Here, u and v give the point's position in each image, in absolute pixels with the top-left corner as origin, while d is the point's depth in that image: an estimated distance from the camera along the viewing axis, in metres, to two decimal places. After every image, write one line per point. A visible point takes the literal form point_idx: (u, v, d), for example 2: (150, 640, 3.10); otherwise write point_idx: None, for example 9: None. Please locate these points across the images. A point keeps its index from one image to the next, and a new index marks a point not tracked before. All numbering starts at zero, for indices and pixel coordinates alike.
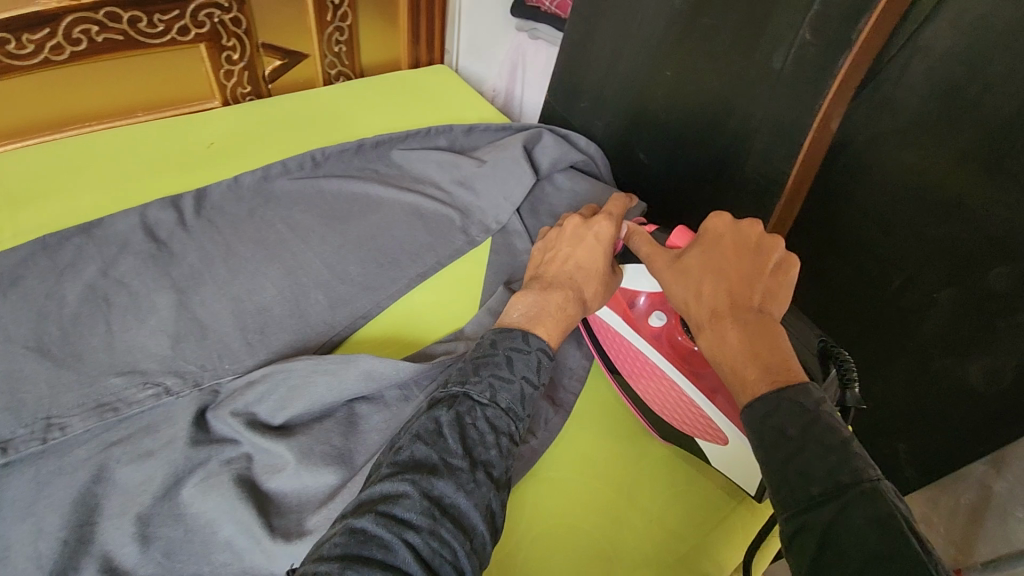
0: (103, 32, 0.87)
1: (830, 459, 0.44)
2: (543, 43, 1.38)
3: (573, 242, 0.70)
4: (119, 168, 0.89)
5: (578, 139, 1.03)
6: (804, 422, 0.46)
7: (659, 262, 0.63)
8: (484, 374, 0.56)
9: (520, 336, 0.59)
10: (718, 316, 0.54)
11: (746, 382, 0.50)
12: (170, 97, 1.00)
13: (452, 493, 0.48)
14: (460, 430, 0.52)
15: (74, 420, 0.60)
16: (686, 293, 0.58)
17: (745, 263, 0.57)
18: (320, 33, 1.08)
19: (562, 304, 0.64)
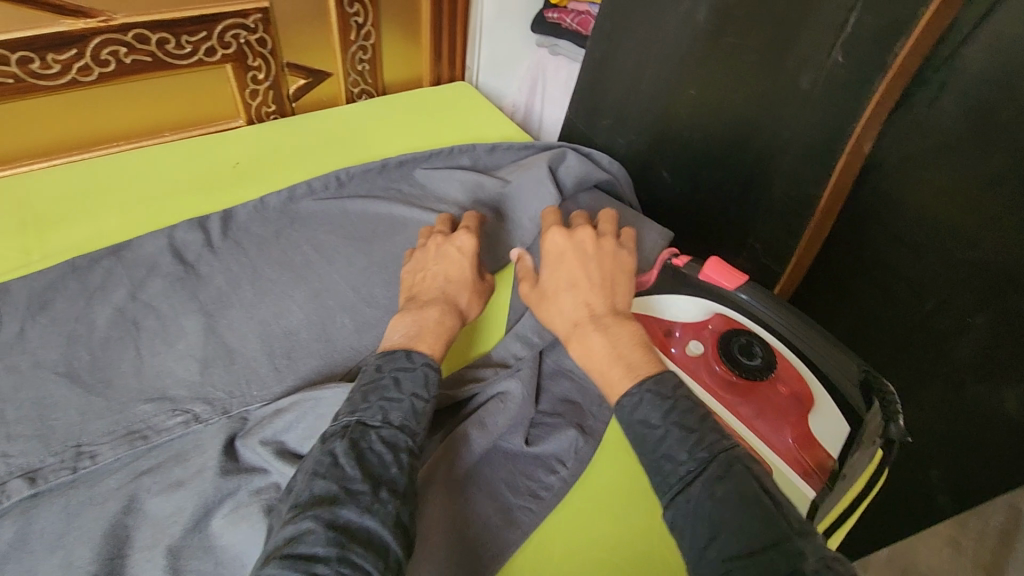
0: (131, 53, 0.87)
1: (690, 438, 0.51)
2: (564, 59, 1.38)
3: (436, 259, 0.75)
4: (145, 189, 0.89)
5: (602, 158, 1.03)
6: (663, 410, 0.53)
7: (524, 288, 0.70)
8: (372, 400, 0.58)
9: (402, 355, 0.62)
10: (579, 326, 0.61)
11: (614, 382, 0.58)
12: (195, 116, 1.01)
13: (356, 516, 0.50)
14: (356, 455, 0.53)
15: (104, 448, 0.60)
16: (550, 312, 0.65)
17: (589, 266, 0.66)
18: (344, 53, 1.09)
19: (439, 319, 0.67)
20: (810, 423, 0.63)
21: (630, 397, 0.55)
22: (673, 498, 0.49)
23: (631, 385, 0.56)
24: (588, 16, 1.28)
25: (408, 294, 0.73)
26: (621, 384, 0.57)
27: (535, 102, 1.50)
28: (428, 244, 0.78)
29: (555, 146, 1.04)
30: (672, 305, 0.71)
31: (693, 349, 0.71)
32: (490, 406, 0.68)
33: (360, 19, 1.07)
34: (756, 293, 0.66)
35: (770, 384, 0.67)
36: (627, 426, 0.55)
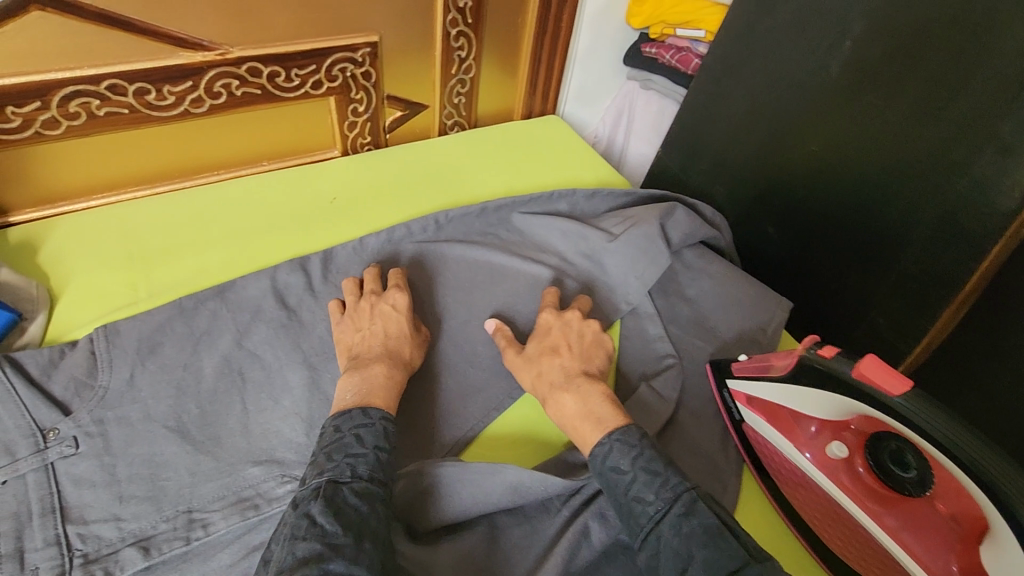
0: (242, 85, 0.86)
1: (656, 481, 0.57)
2: (654, 95, 1.31)
3: (373, 318, 0.73)
4: (244, 223, 0.87)
5: (707, 211, 0.98)
6: (633, 456, 0.59)
7: (511, 354, 0.74)
8: (338, 458, 0.57)
9: (359, 412, 0.61)
10: (559, 387, 0.67)
11: (584, 435, 0.63)
12: (294, 146, 0.99)
13: (344, 569, 0.49)
14: (334, 510, 0.52)
15: (216, 517, 0.58)
16: (530, 376, 0.70)
17: (570, 338, 0.73)
18: (443, 86, 1.06)
19: (387, 375, 0.66)
20: (982, 554, 0.55)
21: (601, 446, 0.60)
22: (647, 536, 0.55)
23: (600, 435, 0.62)
24: (690, 53, 1.21)
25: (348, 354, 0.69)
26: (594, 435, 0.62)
27: (618, 135, 1.41)
28: (361, 304, 0.75)
29: (657, 195, 0.99)
30: (805, 396, 0.66)
31: (834, 450, 0.65)
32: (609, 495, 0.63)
33: (464, 53, 1.05)
34: (913, 400, 0.57)
35: (925, 501, 0.59)
36: (601, 474, 0.59)
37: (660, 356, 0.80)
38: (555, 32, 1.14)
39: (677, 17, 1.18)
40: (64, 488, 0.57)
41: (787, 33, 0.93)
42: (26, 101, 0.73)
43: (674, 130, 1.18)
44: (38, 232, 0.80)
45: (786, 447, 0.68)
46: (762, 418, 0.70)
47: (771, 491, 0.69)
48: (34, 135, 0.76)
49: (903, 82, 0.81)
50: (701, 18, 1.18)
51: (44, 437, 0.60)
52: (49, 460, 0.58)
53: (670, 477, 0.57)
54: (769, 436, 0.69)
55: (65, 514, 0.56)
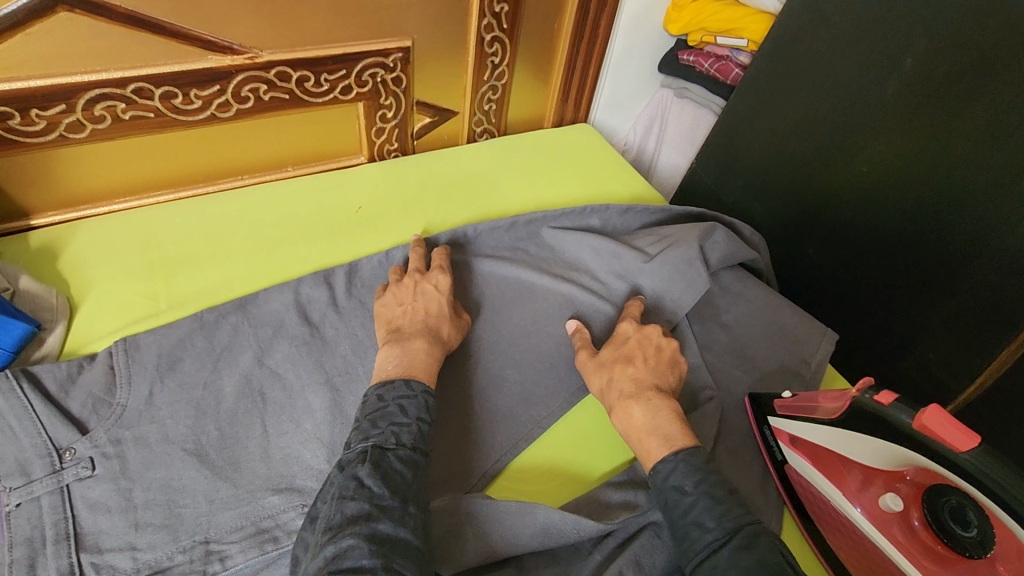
0: (271, 90, 0.83)
1: (720, 507, 0.55)
2: (690, 104, 1.26)
3: (415, 295, 0.74)
4: (268, 231, 0.85)
5: (747, 231, 0.93)
6: (697, 479, 0.58)
7: (583, 356, 0.74)
8: (383, 426, 0.59)
9: (402, 383, 0.62)
10: (626, 398, 0.66)
11: (649, 449, 0.62)
12: (320, 152, 0.96)
13: (391, 530, 0.51)
14: (381, 474, 0.54)
15: (234, 550, 0.55)
16: (600, 381, 0.70)
17: (646, 350, 0.72)
18: (474, 93, 1.03)
19: (428, 350, 0.67)
20: None
21: (666, 463, 0.60)
22: (700, 562, 0.53)
23: (667, 453, 0.61)
24: (729, 63, 1.17)
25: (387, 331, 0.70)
26: (659, 451, 0.62)
27: (649, 142, 1.35)
28: (404, 281, 0.76)
29: (695, 213, 0.95)
30: (851, 441, 0.62)
31: (887, 502, 0.61)
32: (645, 541, 0.60)
33: (497, 59, 1.02)
34: (982, 456, 0.53)
35: (987, 565, 0.54)
36: (661, 491, 0.59)
37: (697, 387, 0.76)
38: (593, 37, 1.11)
39: (717, 25, 1.13)
40: (78, 513, 0.55)
41: (839, 46, 0.88)
42: (50, 104, 0.71)
43: (709, 142, 1.14)
44: (59, 237, 0.78)
45: (835, 494, 0.63)
46: (808, 462, 0.66)
47: (819, 546, 0.64)
48: (59, 138, 0.74)
49: (969, 104, 0.76)
50: (745, 26, 1.12)
51: (60, 457, 0.58)
52: (64, 482, 0.56)
53: (731, 506, 0.56)
54: (816, 482, 0.65)
55: (79, 541, 0.54)
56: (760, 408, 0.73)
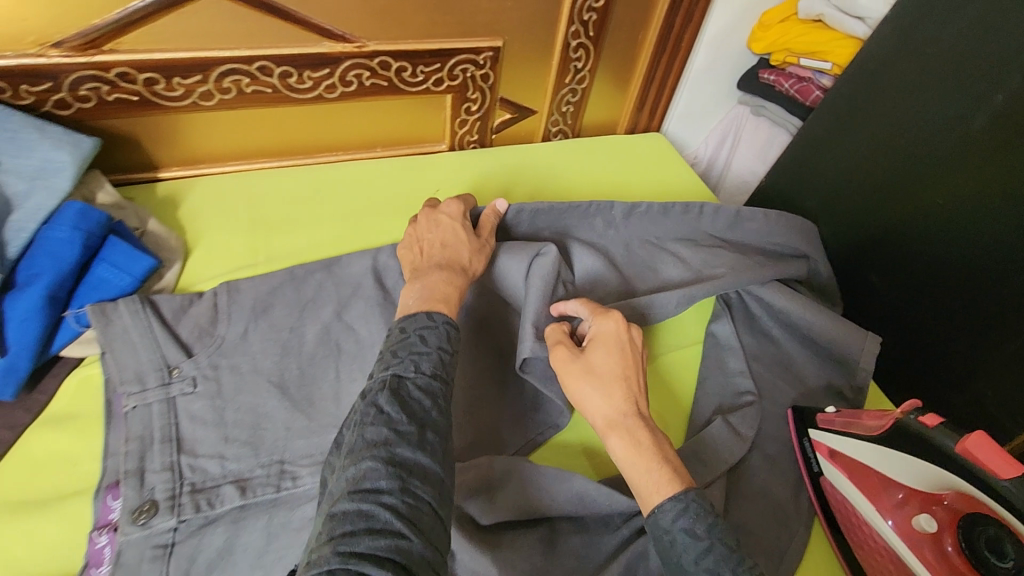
0: (372, 77, 0.92)
1: (730, 557, 0.52)
2: (766, 122, 1.27)
3: (430, 228, 0.78)
4: (357, 203, 0.93)
5: (764, 228, 0.91)
6: (707, 521, 0.54)
7: (561, 356, 0.67)
8: (403, 356, 0.58)
9: (425, 316, 0.63)
10: (631, 419, 0.61)
11: (656, 481, 0.58)
12: (406, 137, 1.04)
13: (411, 454, 0.51)
14: (399, 400, 0.54)
15: (303, 473, 0.63)
16: (595, 395, 0.63)
17: (634, 357, 0.66)
18: (555, 94, 1.09)
19: (447, 281, 0.69)
20: None
21: (675, 502, 0.55)
22: None
23: (676, 490, 0.57)
24: (810, 85, 1.17)
25: (412, 266, 0.74)
26: (669, 486, 0.57)
27: (720, 156, 1.37)
28: (420, 218, 0.80)
29: (716, 223, 0.92)
30: (896, 460, 0.62)
31: (920, 522, 0.60)
32: None
33: (580, 64, 1.06)
34: None
35: None
36: (666, 533, 0.55)
37: (739, 392, 0.78)
38: (675, 48, 1.14)
39: (802, 47, 1.14)
40: (180, 422, 0.65)
41: (930, 71, 0.88)
42: (190, 74, 0.81)
43: (780, 160, 1.13)
44: (180, 190, 0.89)
45: (869, 509, 0.63)
46: (845, 476, 0.66)
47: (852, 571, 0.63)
48: (192, 104, 0.85)
49: None
50: (830, 50, 1.12)
51: (169, 373, 0.67)
52: (171, 394, 0.66)
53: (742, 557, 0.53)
54: (850, 496, 0.65)
55: (179, 445, 0.63)
56: (802, 420, 0.74)
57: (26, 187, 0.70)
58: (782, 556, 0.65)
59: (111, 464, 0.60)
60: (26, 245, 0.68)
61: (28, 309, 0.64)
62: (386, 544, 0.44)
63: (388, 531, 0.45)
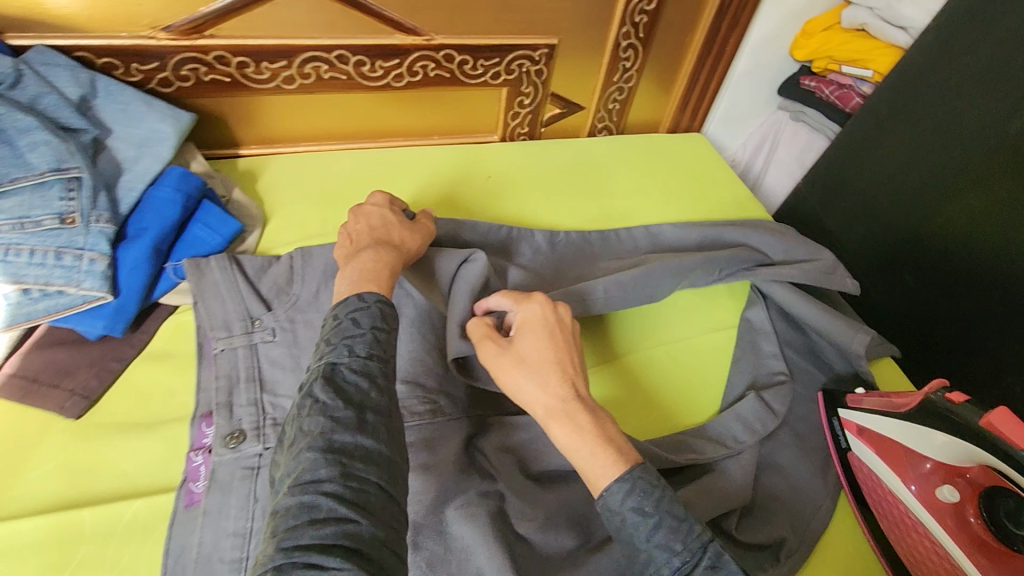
0: (436, 68, 0.99)
1: (681, 528, 0.51)
2: (805, 127, 1.31)
3: (359, 218, 0.75)
4: (417, 184, 1.00)
5: (686, 235, 0.98)
6: (655, 496, 0.53)
7: (490, 351, 0.63)
8: (336, 342, 0.56)
9: (355, 298, 0.60)
10: (568, 402, 0.58)
11: (602, 463, 0.55)
12: (462, 126, 1.11)
13: (352, 439, 0.50)
14: (334, 387, 0.52)
15: None
16: (528, 384, 0.59)
17: (566, 337, 0.63)
18: (603, 92, 1.15)
19: (377, 258, 0.68)
20: None
21: (620, 484, 0.53)
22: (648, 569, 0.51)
23: (622, 469, 0.54)
24: (851, 91, 1.21)
25: (343, 254, 0.70)
26: (615, 468, 0.54)
27: (757, 160, 1.41)
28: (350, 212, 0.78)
29: (641, 243, 0.98)
30: (923, 434, 0.66)
31: (944, 493, 0.64)
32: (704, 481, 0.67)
33: (629, 64, 1.12)
34: None
35: None
36: (615, 513, 0.53)
37: (772, 372, 0.82)
38: (719, 52, 1.19)
39: (844, 55, 1.18)
40: (262, 366, 0.72)
41: (970, 77, 0.92)
42: (276, 59, 0.90)
43: (819, 162, 1.17)
44: (259, 165, 0.98)
45: (893, 478, 0.67)
46: (874, 453, 0.70)
47: (878, 542, 0.67)
48: (275, 87, 0.93)
49: None
50: (872, 58, 1.16)
51: (252, 323, 0.75)
52: (254, 342, 0.73)
53: (692, 527, 0.52)
54: (877, 469, 0.69)
55: (262, 385, 0.70)
56: (832, 401, 0.77)
57: (134, 153, 0.79)
58: (809, 521, 0.69)
59: (204, 397, 0.68)
60: (135, 203, 0.76)
61: (137, 258, 0.72)
62: (332, 531, 0.44)
63: (333, 518, 0.45)
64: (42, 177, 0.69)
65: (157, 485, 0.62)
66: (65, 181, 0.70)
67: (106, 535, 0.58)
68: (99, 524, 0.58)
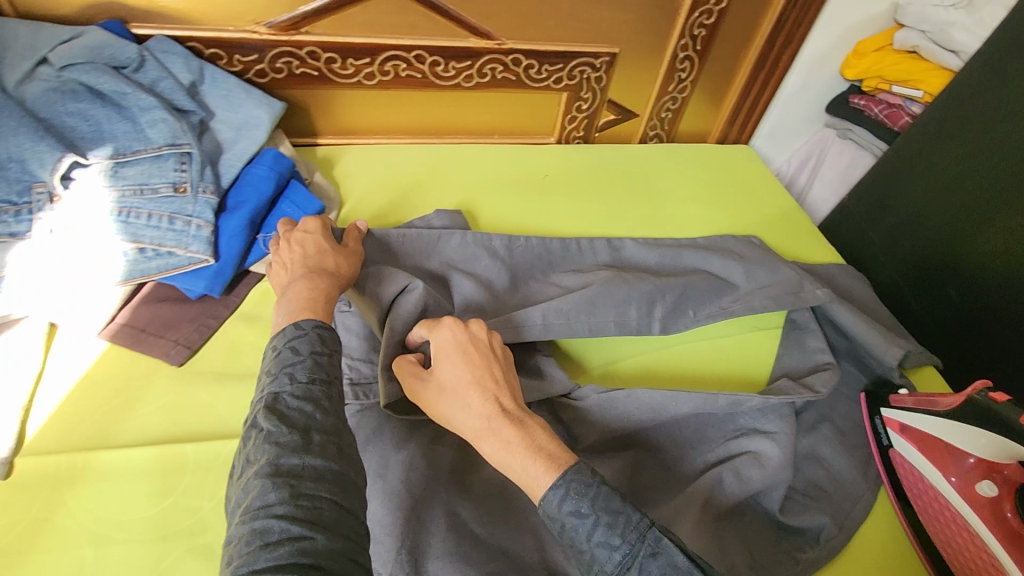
0: (504, 71, 1.06)
1: (618, 521, 0.50)
2: (852, 145, 1.33)
3: (291, 246, 0.72)
4: (478, 178, 1.07)
5: (647, 254, 0.94)
6: (588, 495, 0.51)
7: (415, 384, 0.62)
8: (276, 371, 0.54)
9: (291, 327, 0.58)
10: (494, 421, 0.56)
11: (536, 474, 0.53)
12: (523, 127, 1.18)
13: (300, 461, 0.47)
14: (277, 414, 0.50)
15: None
16: (453, 411, 0.58)
17: (485, 353, 0.61)
18: (657, 101, 1.21)
19: (311, 287, 0.65)
20: None
21: (555, 491, 0.51)
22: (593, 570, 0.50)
23: (551, 477, 0.52)
24: (900, 111, 1.23)
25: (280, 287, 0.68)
26: (546, 478, 0.53)
27: (801, 176, 1.44)
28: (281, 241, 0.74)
29: (600, 255, 0.94)
30: (965, 430, 0.69)
31: (983, 488, 0.66)
32: (746, 463, 0.71)
33: (684, 75, 1.18)
34: None
35: None
36: (554, 519, 0.51)
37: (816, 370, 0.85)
38: (771, 69, 1.24)
39: (895, 74, 1.20)
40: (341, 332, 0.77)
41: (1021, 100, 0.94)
42: (361, 57, 0.98)
43: (866, 178, 1.20)
44: (335, 154, 1.06)
45: (934, 474, 0.71)
46: (914, 447, 0.73)
47: (920, 539, 0.71)
48: (358, 82, 1.01)
49: None
50: (924, 78, 1.18)
51: None
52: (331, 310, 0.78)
53: (630, 514, 0.50)
54: (918, 465, 0.72)
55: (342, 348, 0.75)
56: (876, 401, 0.81)
57: (233, 135, 0.87)
58: (847, 512, 0.72)
59: None
60: (234, 179, 0.84)
61: (236, 227, 0.80)
62: (287, 551, 0.42)
63: (287, 538, 0.43)
64: (160, 150, 0.77)
65: None
66: (178, 155, 0.78)
67: (205, 468, 0.65)
68: (201, 458, 0.65)
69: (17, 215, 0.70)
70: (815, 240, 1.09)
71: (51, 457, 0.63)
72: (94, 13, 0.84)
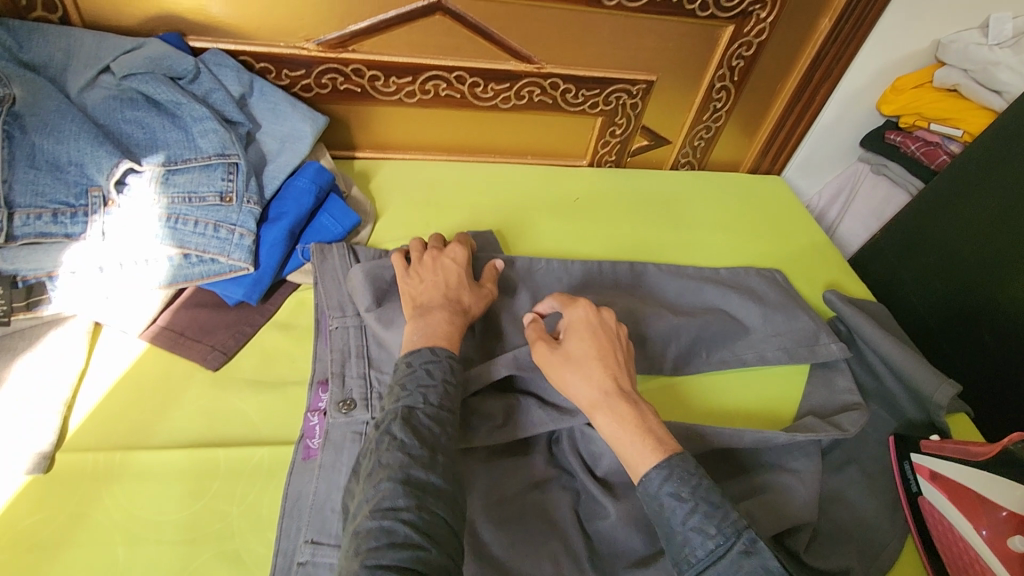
0: (541, 94, 1.08)
1: (716, 513, 0.53)
2: (886, 180, 1.32)
3: (433, 269, 0.75)
4: (510, 198, 1.08)
5: (668, 284, 0.95)
6: (692, 484, 0.55)
7: (541, 351, 0.67)
8: (411, 388, 0.60)
9: (429, 349, 0.63)
10: (614, 397, 0.61)
11: (638, 457, 0.58)
12: (555, 149, 1.19)
13: (426, 476, 0.54)
14: (411, 429, 0.56)
15: None
16: (577, 383, 0.63)
17: (610, 336, 0.66)
18: (691, 129, 1.21)
19: (448, 321, 0.67)
20: None
21: (659, 471, 0.56)
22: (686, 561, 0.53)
23: (659, 457, 0.57)
24: (938, 149, 1.23)
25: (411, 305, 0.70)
26: (652, 457, 0.57)
27: (831, 209, 1.42)
28: (423, 258, 0.77)
29: (625, 280, 0.95)
30: (1000, 483, 0.68)
31: (1015, 543, 0.64)
32: (772, 501, 0.70)
33: (719, 105, 1.18)
34: None
35: None
36: (654, 499, 0.55)
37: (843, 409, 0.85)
38: (809, 101, 1.23)
39: (932, 113, 1.20)
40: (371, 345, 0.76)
41: None
42: (403, 75, 1.00)
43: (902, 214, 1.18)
44: (371, 168, 1.08)
45: (966, 526, 0.69)
46: (945, 496, 0.72)
47: None
48: (398, 99, 1.04)
49: None
50: (963, 117, 1.19)
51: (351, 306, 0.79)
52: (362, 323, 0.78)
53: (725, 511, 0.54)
54: (949, 515, 0.71)
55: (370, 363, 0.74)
56: (905, 445, 0.79)
57: (277, 147, 0.90)
58: (874, 556, 0.71)
59: (320, 365, 0.75)
60: (276, 190, 0.86)
61: (275, 237, 0.82)
62: (408, 555, 0.48)
63: (410, 543, 0.49)
64: (209, 160, 0.80)
65: (278, 437, 0.70)
66: (226, 165, 0.81)
67: (234, 474, 0.66)
68: (232, 463, 0.67)
69: (73, 216, 0.73)
70: (846, 275, 1.08)
71: (87, 455, 0.65)
72: (154, 26, 0.87)
